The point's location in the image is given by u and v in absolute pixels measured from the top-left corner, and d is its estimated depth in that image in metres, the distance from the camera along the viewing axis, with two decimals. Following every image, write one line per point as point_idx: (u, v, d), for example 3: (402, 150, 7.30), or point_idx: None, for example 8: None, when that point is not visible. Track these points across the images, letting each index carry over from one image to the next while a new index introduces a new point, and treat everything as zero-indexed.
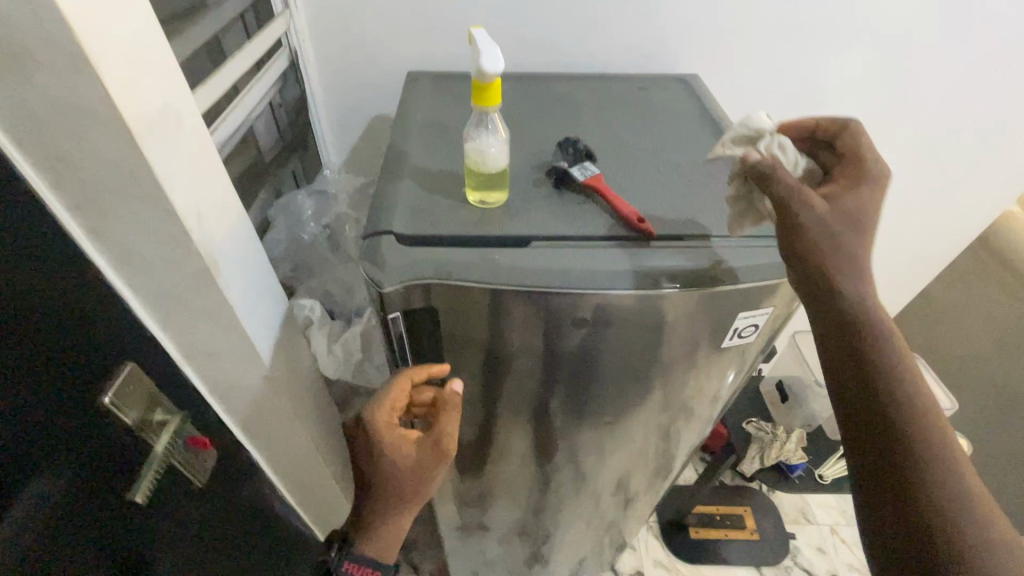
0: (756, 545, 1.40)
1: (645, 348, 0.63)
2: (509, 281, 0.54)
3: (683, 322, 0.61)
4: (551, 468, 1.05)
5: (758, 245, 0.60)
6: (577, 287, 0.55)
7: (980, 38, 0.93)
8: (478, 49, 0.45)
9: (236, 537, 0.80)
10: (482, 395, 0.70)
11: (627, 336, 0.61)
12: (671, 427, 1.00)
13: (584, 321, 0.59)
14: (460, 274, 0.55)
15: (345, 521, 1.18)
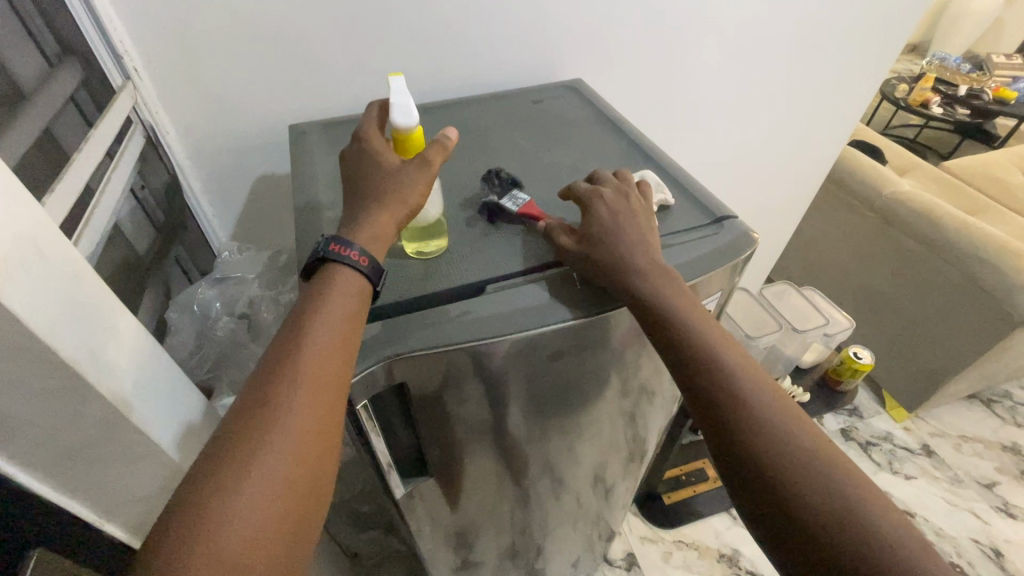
0: (721, 491, 1.50)
1: (606, 358, 0.67)
2: (472, 337, 0.55)
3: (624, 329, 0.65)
4: (532, 486, 1.05)
5: (693, 237, 0.66)
6: (534, 326, 0.57)
7: (786, 13, 1.09)
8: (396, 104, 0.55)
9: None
10: (460, 445, 0.68)
11: (588, 353, 0.65)
12: (634, 414, 1.04)
13: (533, 356, 0.60)
14: (423, 342, 0.55)
15: None
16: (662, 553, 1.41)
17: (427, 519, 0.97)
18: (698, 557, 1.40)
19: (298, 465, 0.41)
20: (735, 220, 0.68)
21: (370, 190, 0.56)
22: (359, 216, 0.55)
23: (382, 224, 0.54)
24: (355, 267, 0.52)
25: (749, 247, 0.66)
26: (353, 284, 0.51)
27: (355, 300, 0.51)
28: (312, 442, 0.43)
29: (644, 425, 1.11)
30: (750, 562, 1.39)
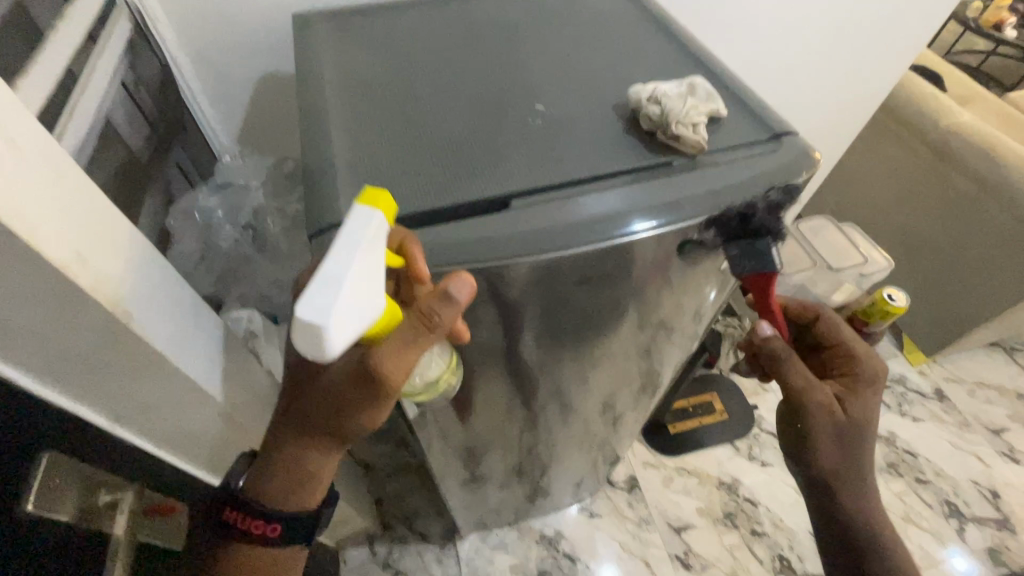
0: (727, 423, 1.52)
1: (636, 292, 0.63)
2: (497, 256, 0.51)
3: (662, 257, 0.58)
4: (542, 411, 1.05)
5: (747, 155, 0.59)
6: (569, 247, 0.52)
7: None
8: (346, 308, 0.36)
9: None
10: (471, 366, 0.67)
11: (619, 283, 0.60)
12: (651, 347, 1.02)
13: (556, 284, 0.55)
14: (445, 258, 0.50)
15: (343, 514, 1.14)
16: (662, 478, 1.44)
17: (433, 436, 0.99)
18: (697, 483, 1.43)
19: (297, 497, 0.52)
20: (795, 137, 0.61)
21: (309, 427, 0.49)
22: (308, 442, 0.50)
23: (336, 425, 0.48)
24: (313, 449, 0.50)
25: (810, 169, 0.60)
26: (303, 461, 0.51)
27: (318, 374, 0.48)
28: (304, 492, 0.52)
29: (659, 358, 1.09)
30: (748, 490, 1.42)
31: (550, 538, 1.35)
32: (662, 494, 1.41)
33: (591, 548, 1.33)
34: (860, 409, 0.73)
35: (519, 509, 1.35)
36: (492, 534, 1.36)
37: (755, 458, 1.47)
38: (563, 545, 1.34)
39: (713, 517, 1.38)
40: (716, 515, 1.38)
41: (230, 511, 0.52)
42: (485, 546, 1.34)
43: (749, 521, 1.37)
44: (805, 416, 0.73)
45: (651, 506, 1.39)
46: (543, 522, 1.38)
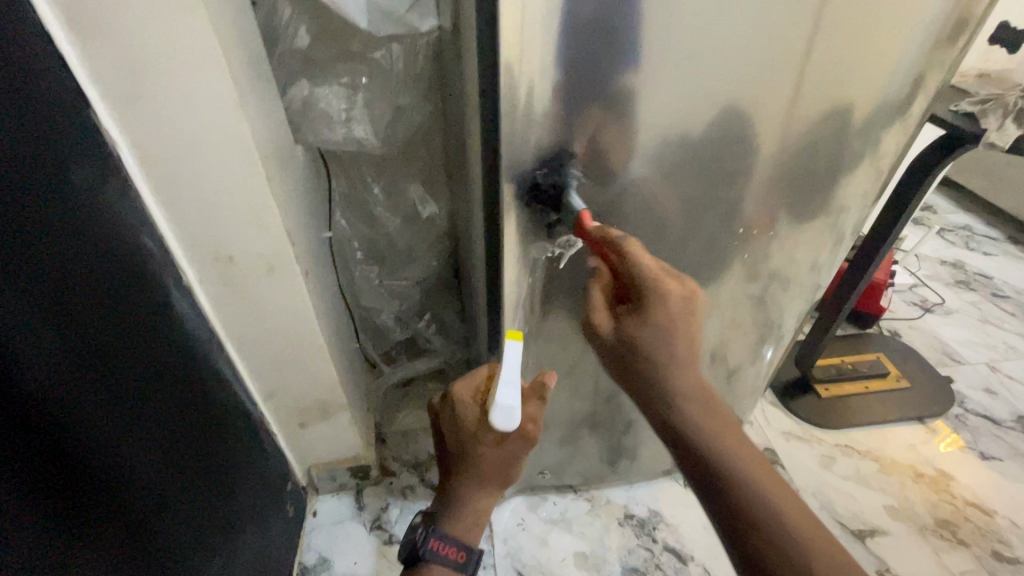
0: (910, 394, 1.00)
1: (795, 142, 0.55)
2: (641, 43, 0.44)
3: (804, 113, 0.53)
4: (678, 229, 0.59)
5: None
6: (724, 27, 0.44)
7: None
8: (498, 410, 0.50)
9: (27, 221, 0.33)
10: (583, 211, 0.54)
11: (770, 119, 0.52)
12: (879, 129, 0.58)
13: (694, 64, 0.46)
14: (594, 34, 0.42)
15: (320, 398, 0.70)
16: (819, 457, 0.91)
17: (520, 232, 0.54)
18: (879, 471, 0.89)
19: (468, 533, 0.58)
20: None
21: (460, 466, 0.56)
22: (455, 498, 0.57)
23: (470, 493, 0.56)
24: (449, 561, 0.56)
25: None
26: (459, 530, 0.57)
27: (461, 443, 0.56)
28: (475, 527, 0.58)
29: (873, 178, 0.65)
30: (969, 491, 0.87)
31: (643, 522, 0.83)
32: (823, 479, 0.88)
33: (711, 544, 0.80)
34: (705, 432, 0.50)
35: (592, 471, 0.85)
36: (543, 503, 0.85)
37: (969, 446, 0.94)
38: (664, 535, 0.81)
39: (919, 523, 0.82)
40: (925, 522, 0.83)
41: (432, 544, 0.57)
42: (537, 520, 0.82)
43: (983, 537, 0.81)
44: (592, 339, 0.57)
45: (807, 493, 0.86)
46: (628, 497, 0.86)
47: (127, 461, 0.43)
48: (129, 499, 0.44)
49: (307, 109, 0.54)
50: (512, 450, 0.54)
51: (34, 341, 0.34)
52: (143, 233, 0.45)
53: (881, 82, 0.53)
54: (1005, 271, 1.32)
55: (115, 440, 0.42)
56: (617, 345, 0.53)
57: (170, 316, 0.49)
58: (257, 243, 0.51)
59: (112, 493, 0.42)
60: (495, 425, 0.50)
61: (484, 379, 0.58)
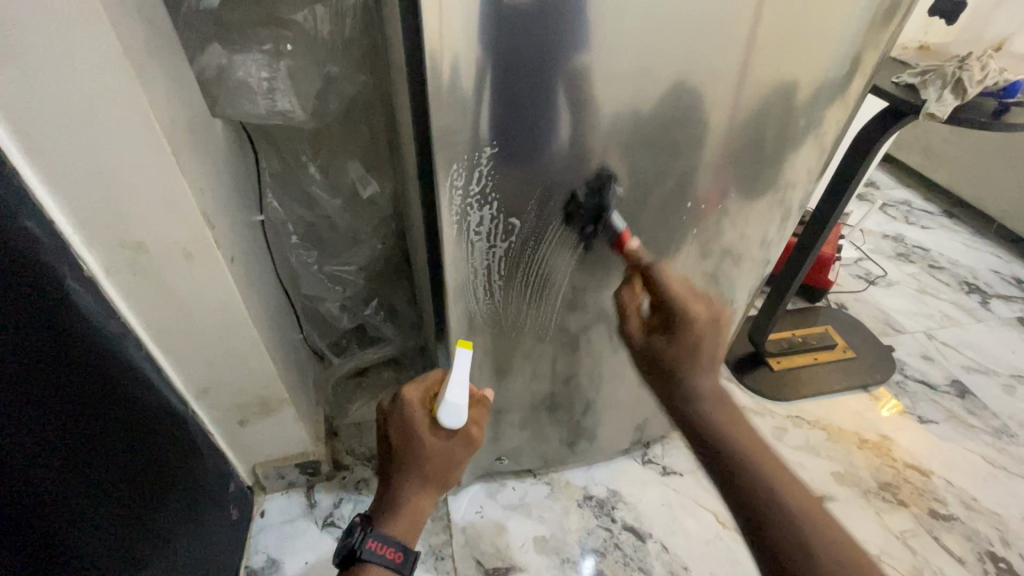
0: (855, 364, 1.04)
1: (743, 122, 0.54)
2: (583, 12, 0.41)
3: (752, 92, 0.52)
4: (632, 211, 0.57)
5: None
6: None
7: None
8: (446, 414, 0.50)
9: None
10: (531, 192, 0.51)
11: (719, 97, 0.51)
12: (826, 107, 0.58)
13: (639, 38, 0.44)
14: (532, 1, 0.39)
15: (257, 393, 0.65)
16: (772, 429, 0.93)
17: (462, 212, 0.52)
18: (827, 440, 0.92)
19: (404, 532, 0.53)
20: None
21: (401, 460, 0.54)
22: (393, 494, 0.54)
23: (408, 489, 0.54)
24: (384, 562, 0.51)
25: None
26: (397, 530, 0.53)
27: (405, 437, 0.53)
28: (411, 525, 0.54)
29: (820, 156, 0.65)
30: (909, 454, 0.91)
31: (602, 502, 0.82)
32: (775, 450, 0.90)
33: (668, 520, 0.81)
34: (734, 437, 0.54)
35: (552, 455, 0.84)
36: (503, 489, 0.84)
37: (909, 411, 0.98)
38: (622, 514, 0.81)
39: (863, 487, 0.86)
40: (868, 486, 0.86)
41: (370, 544, 0.51)
42: (496, 506, 0.81)
43: (921, 497, 0.85)
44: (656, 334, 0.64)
45: None
46: (587, 478, 0.86)
47: (23, 475, 0.39)
48: (29, 521, 0.39)
49: (224, 78, 0.49)
50: (458, 445, 0.54)
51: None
52: (28, 218, 0.39)
53: (823, 61, 0.53)
54: (941, 244, 1.38)
55: (5, 456, 0.37)
56: (675, 344, 0.62)
57: (70, 312, 0.43)
58: (171, 228, 0.46)
59: (2, 512, 0.37)
60: (443, 421, 0.51)
61: (435, 380, 0.57)
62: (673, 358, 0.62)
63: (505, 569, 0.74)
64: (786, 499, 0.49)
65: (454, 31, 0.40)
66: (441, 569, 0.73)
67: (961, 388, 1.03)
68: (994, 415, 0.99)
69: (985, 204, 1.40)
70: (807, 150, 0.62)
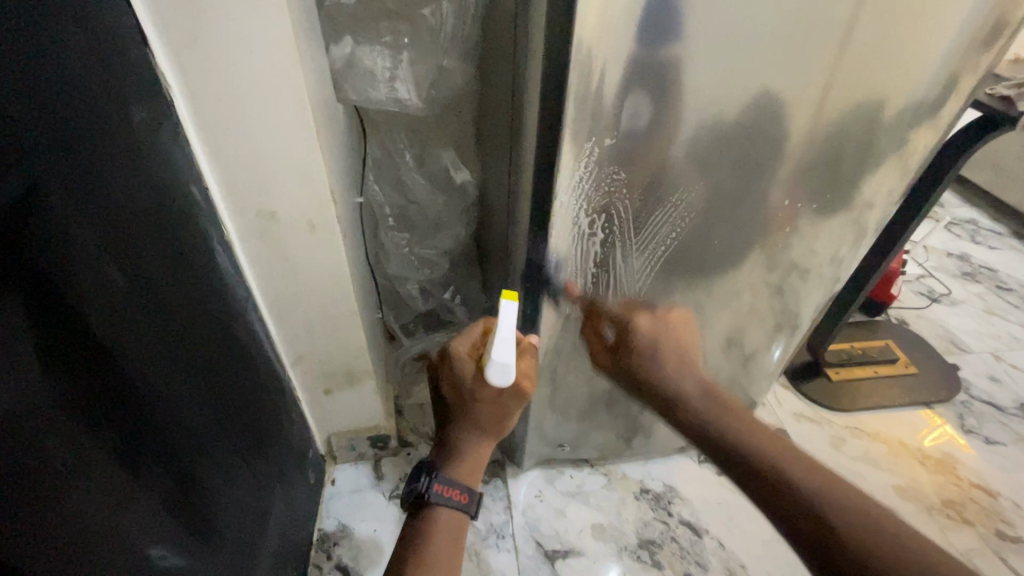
0: (918, 380, 1.02)
1: (839, 128, 0.55)
2: (708, 16, 0.43)
3: (853, 100, 0.53)
4: (722, 209, 0.58)
5: None
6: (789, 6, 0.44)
7: None
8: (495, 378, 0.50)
9: (81, 149, 0.32)
10: (633, 184, 0.53)
11: (820, 104, 0.52)
12: (922, 117, 0.58)
13: (754, 45, 0.46)
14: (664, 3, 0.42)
15: (346, 364, 0.70)
16: (830, 438, 0.93)
17: (574, 205, 0.54)
18: (888, 453, 0.91)
19: (465, 476, 0.55)
20: None
21: (461, 411, 0.56)
22: (454, 443, 0.56)
23: (469, 439, 0.56)
24: (454, 505, 0.54)
25: None
26: (460, 473, 0.55)
27: (456, 389, 0.56)
28: (472, 471, 0.56)
29: (910, 167, 0.65)
30: (974, 473, 0.89)
31: (659, 496, 0.84)
32: (833, 460, 0.90)
33: (724, 518, 0.82)
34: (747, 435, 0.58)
35: (611, 448, 0.86)
36: (560, 476, 0.86)
37: (974, 431, 0.96)
38: (679, 509, 0.82)
39: (926, 503, 0.85)
40: (931, 502, 0.85)
41: (437, 486, 0.54)
42: (554, 492, 0.83)
43: (988, 517, 0.84)
44: (626, 356, 0.68)
45: None
46: (643, 471, 0.87)
47: (173, 410, 0.42)
48: (186, 459, 0.44)
49: (352, 66, 0.54)
50: (509, 399, 0.55)
51: (88, 274, 0.33)
52: (192, 182, 0.44)
53: (924, 73, 0.54)
54: (1009, 265, 1.34)
55: (168, 395, 0.41)
56: (649, 333, 0.67)
57: (214, 273, 0.48)
58: (303, 200, 0.51)
59: (162, 442, 0.41)
60: (491, 381, 0.50)
61: (480, 334, 0.57)
62: (640, 367, 0.68)
63: (565, 552, 0.76)
64: (831, 501, 0.49)
65: (586, 32, 0.42)
66: (502, 546, 0.76)
67: None
68: None
69: None
70: (896, 162, 0.62)
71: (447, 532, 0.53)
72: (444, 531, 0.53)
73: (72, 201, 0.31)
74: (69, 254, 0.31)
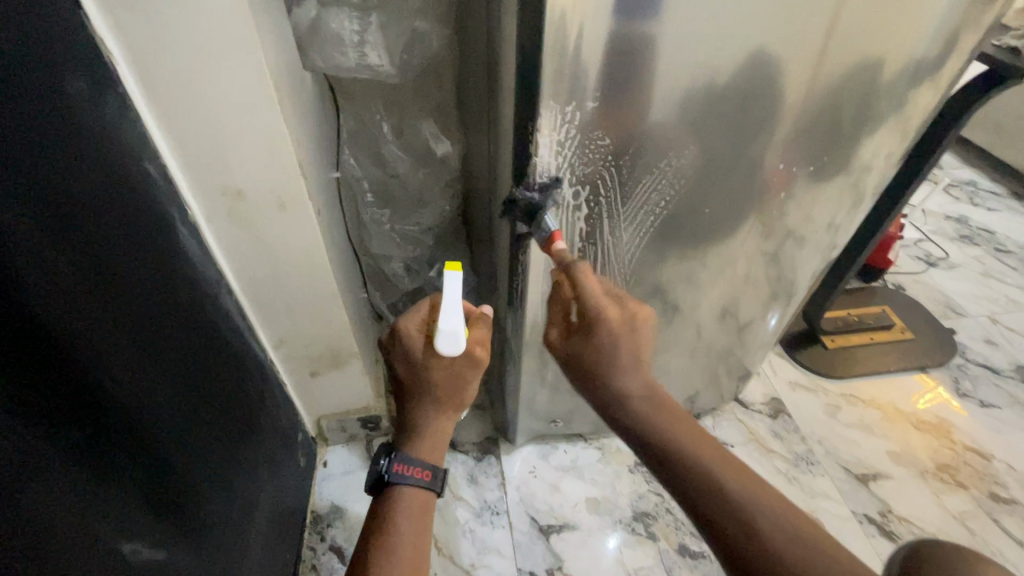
0: (914, 345, 1.01)
1: (838, 90, 0.52)
2: None
3: (852, 59, 0.50)
4: (715, 177, 0.56)
5: None
6: None
7: None
8: (447, 347, 0.47)
9: (13, 127, 0.29)
10: (619, 151, 0.50)
11: (816, 62, 0.49)
12: (924, 74, 0.55)
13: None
14: None
15: (329, 346, 0.68)
16: (825, 406, 0.92)
17: (557, 176, 0.51)
18: (884, 420, 0.91)
19: (426, 454, 0.54)
20: None
21: (413, 389, 0.54)
22: (411, 421, 0.54)
23: (426, 417, 0.54)
24: (417, 483, 0.52)
25: None
26: (418, 451, 0.53)
27: (404, 366, 0.53)
28: (433, 447, 0.54)
29: (910, 127, 0.62)
30: (968, 437, 0.89)
31: None
32: (828, 427, 0.89)
33: None
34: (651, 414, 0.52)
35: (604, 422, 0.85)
36: (554, 451, 0.85)
37: (969, 394, 0.96)
38: None
39: (920, 468, 0.84)
40: (925, 466, 0.85)
41: (396, 467, 0.52)
42: (548, 467, 0.83)
43: (981, 480, 0.84)
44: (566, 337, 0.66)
45: (813, 441, 0.87)
46: None
47: (141, 402, 0.40)
48: (162, 451, 0.42)
49: (316, 32, 0.50)
50: (462, 371, 0.52)
51: (32, 260, 0.30)
52: (148, 162, 0.42)
53: (928, 28, 0.50)
54: (1008, 227, 1.32)
55: (138, 386, 0.40)
56: None
57: (180, 256, 0.46)
58: (270, 176, 0.48)
59: (132, 435, 0.39)
60: (441, 351, 0.48)
61: (428, 309, 0.55)
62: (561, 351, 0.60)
63: (559, 526, 0.76)
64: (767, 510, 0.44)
65: None
66: (497, 523, 0.76)
67: None
68: None
69: None
70: (894, 124, 0.59)
71: (414, 510, 0.52)
72: (409, 509, 0.52)
73: (7, 184, 0.29)
74: (12, 244, 0.29)
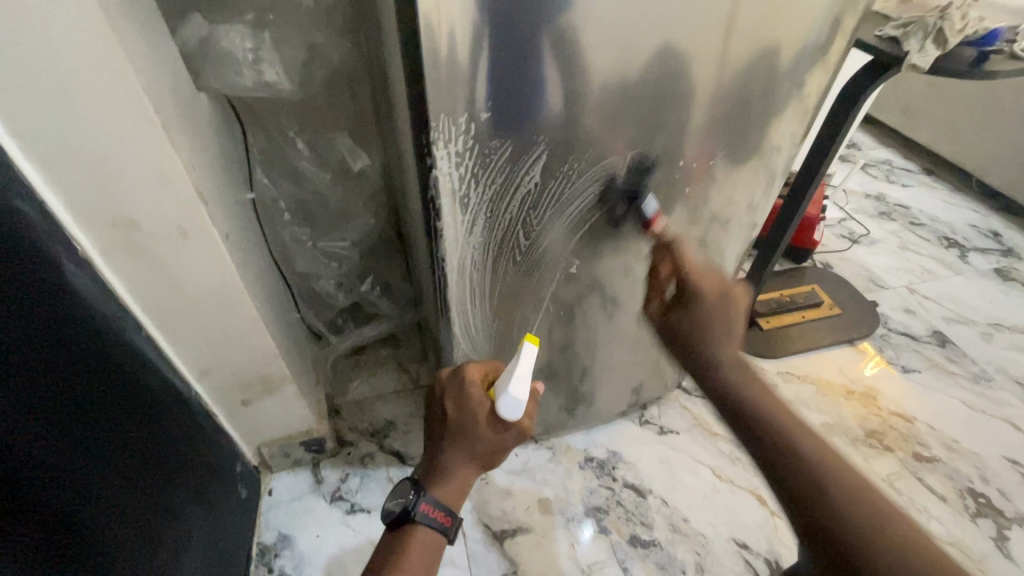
0: (841, 320, 1.07)
1: (731, 85, 0.54)
2: None
3: (740, 56, 0.52)
4: (626, 174, 0.57)
5: None
6: None
7: None
8: (506, 411, 0.49)
9: None
10: (524, 155, 0.51)
11: (705, 60, 0.50)
12: (810, 66, 0.58)
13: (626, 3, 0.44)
14: None
15: (258, 372, 0.65)
16: None
17: (462, 187, 0.52)
18: (817, 393, 0.95)
19: (450, 500, 0.52)
20: None
21: (457, 432, 0.53)
22: (444, 460, 0.53)
23: (458, 461, 0.53)
24: (435, 526, 0.51)
25: None
26: (443, 496, 0.52)
27: (459, 412, 0.53)
28: (456, 495, 0.53)
29: (806, 116, 0.65)
30: (893, 402, 0.95)
31: (603, 463, 0.85)
32: None
33: (666, 477, 0.84)
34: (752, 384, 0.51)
35: (552, 422, 0.86)
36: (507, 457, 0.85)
37: (892, 361, 1.02)
38: (623, 473, 0.84)
39: (851, 436, 0.89)
40: (856, 434, 0.89)
41: (422, 506, 0.51)
42: (500, 472, 0.83)
43: (906, 442, 0.89)
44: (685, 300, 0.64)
45: None
46: (587, 441, 0.88)
47: (36, 457, 0.38)
48: (59, 507, 0.40)
49: (207, 49, 0.48)
50: (511, 437, 0.52)
51: None
52: (21, 200, 0.39)
53: (806, 23, 0.53)
54: (920, 200, 1.41)
55: (33, 439, 0.38)
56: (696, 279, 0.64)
57: (75, 297, 0.43)
58: (164, 204, 0.46)
59: (18, 492, 0.36)
60: (501, 413, 0.49)
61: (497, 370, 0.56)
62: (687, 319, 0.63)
63: (514, 531, 0.77)
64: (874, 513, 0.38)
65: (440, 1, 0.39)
66: None
67: (941, 337, 1.07)
68: (972, 361, 1.03)
69: (961, 158, 1.43)
70: (790, 113, 0.62)
71: (424, 556, 0.50)
72: (417, 552, 0.50)
73: None
74: None
